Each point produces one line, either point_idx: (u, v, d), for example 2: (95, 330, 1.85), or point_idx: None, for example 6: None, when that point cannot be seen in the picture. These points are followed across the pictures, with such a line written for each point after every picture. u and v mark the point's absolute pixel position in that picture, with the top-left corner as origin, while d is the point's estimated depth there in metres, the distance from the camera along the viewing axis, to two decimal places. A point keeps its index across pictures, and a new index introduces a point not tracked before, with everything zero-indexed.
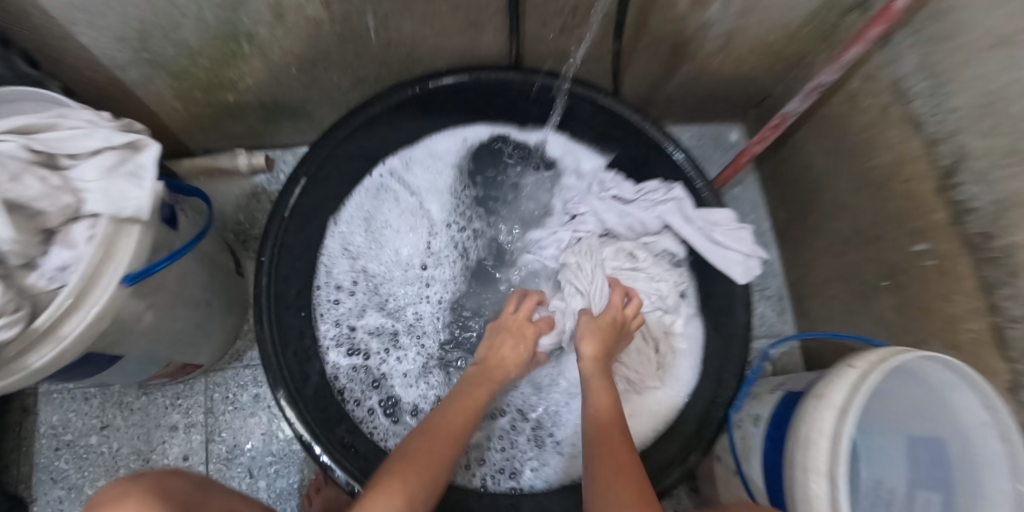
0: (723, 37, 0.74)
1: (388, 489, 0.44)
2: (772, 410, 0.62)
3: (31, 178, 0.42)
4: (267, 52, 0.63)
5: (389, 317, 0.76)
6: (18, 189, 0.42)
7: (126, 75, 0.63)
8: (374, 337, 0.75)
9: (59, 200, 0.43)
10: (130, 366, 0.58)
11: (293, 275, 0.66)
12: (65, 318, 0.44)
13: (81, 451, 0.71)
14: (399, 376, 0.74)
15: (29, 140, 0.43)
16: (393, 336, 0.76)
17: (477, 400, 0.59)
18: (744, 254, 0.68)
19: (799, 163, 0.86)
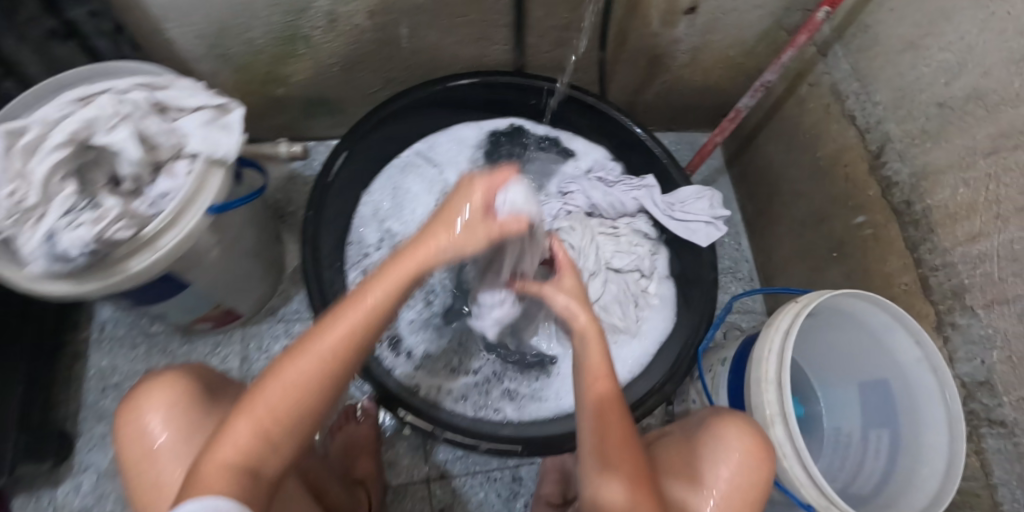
0: (690, 51, 0.90)
1: (234, 432, 0.39)
2: (737, 350, 0.72)
3: (151, 121, 0.56)
4: (317, 51, 0.77)
5: None
6: (145, 126, 0.56)
7: (198, 69, 0.76)
8: None
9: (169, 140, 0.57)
10: (188, 300, 0.69)
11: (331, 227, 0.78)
12: (164, 232, 0.55)
13: (126, 392, 0.80)
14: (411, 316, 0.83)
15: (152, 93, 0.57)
16: None
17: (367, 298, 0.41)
18: (709, 220, 0.79)
19: (762, 161, 0.99)
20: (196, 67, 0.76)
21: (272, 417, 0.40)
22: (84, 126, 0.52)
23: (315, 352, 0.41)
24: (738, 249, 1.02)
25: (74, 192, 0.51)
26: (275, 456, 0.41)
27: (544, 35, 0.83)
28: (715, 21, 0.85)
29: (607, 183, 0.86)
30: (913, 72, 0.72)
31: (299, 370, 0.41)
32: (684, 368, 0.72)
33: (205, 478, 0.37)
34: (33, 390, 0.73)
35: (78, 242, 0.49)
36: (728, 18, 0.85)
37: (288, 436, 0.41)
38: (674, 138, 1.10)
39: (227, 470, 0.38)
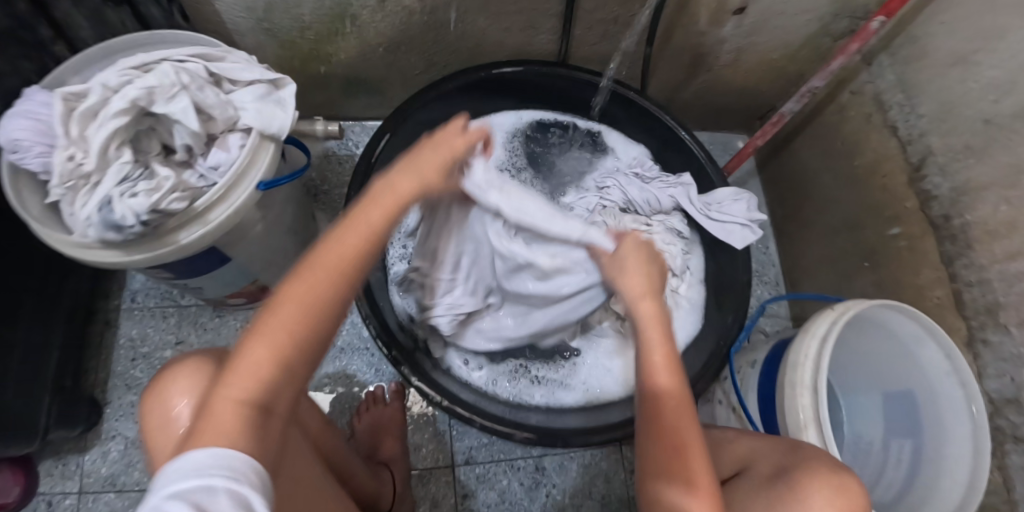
0: (734, 52, 0.90)
1: (241, 362, 0.36)
2: (768, 353, 0.72)
3: (208, 90, 0.54)
4: (364, 31, 0.76)
5: None
6: (200, 95, 0.54)
7: (243, 40, 0.76)
8: None
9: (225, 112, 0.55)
10: (227, 274, 0.68)
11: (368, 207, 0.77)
12: (214, 206, 0.54)
13: (156, 362, 0.80)
14: None
15: (208, 64, 0.56)
16: None
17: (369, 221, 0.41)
18: (744, 223, 0.80)
19: (795, 166, 1.00)
20: (242, 40, 0.75)
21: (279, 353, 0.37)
22: (146, 93, 0.51)
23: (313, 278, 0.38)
24: (765, 252, 1.02)
25: (130, 160, 0.50)
26: (280, 395, 0.37)
27: (590, 27, 0.83)
28: (762, 23, 0.85)
29: (644, 180, 0.86)
30: (962, 86, 0.71)
31: (304, 287, 0.38)
32: (715, 368, 0.73)
33: (214, 413, 0.34)
34: (67, 357, 0.73)
35: (133, 211, 0.48)
36: (776, 20, 0.84)
37: (294, 368, 0.38)
38: (707, 138, 1.10)
39: (239, 406, 0.35)
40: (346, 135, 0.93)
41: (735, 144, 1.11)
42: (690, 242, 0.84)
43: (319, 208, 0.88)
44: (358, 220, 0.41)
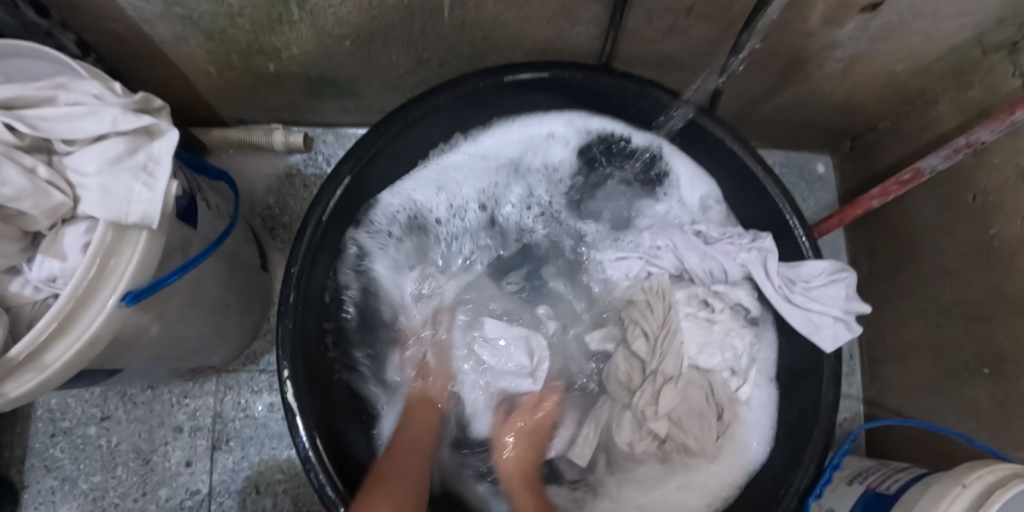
0: (845, 60, 0.65)
1: None
2: (853, 505, 0.54)
3: (10, 169, 0.33)
4: (321, 20, 0.53)
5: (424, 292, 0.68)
6: None
7: (156, 33, 0.52)
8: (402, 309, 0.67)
9: (45, 199, 0.34)
10: (131, 374, 0.51)
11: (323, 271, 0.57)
12: (49, 344, 0.35)
13: (78, 441, 0.65)
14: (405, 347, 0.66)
15: (10, 117, 0.35)
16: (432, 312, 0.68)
17: (422, 427, 0.60)
18: (835, 316, 0.58)
19: (897, 211, 0.77)
20: (151, 32, 0.52)
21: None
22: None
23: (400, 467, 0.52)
24: None
25: None
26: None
27: (648, 18, 0.58)
28: (894, 25, 0.59)
29: (707, 241, 0.64)
30: None
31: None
32: None
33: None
34: None
35: None
36: (917, 22, 0.59)
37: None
38: (781, 159, 0.87)
39: None
40: (316, 148, 0.72)
41: (817, 168, 0.87)
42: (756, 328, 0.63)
43: (275, 245, 0.69)
44: (408, 431, 0.58)
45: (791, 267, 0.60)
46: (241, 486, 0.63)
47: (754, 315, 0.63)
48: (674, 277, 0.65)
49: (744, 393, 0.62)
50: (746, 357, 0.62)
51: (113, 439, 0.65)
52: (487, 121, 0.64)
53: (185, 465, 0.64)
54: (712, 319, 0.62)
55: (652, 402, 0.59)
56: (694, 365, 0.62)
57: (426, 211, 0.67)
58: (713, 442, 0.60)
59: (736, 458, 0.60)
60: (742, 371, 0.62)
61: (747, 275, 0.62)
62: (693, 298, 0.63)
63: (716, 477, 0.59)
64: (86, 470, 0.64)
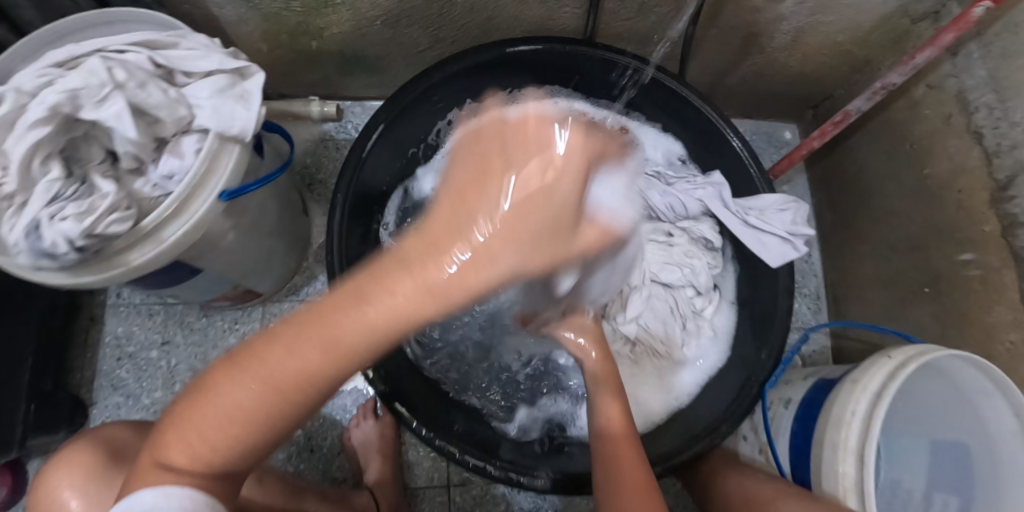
0: (793, 33, 0.76)
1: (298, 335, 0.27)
2: (805, 393, 0.64)
3: (154, 88, 0.46)
4: (357, 3, 0.66)
5: None
6: (144, 96, 0.45)
7: (222, 14, 0.66)
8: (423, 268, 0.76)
9: (177, 111, 0.47)
10: (203, 283, 0.62)
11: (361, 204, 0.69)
12: (167, 223, 0.47)
13: (141, 363, 0.76)
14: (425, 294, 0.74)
15: (153, 53, 0.47)
16: None
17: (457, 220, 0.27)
18: (784, 236, 0.68)
19: (850, 167, 0.88)
20: (220, 13, 0.66)
21: (273, 415, 0.28)
22: (69, 98, 0.43)
23: (310, 347, 0.27)
24: (807, 261, 0.93)
25: (59, 176, 0.43)
26: (267, 420, 0.28)
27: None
28: (830, 1, 0.70)
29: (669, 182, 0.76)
30: None
31: (276, 372, 0.27)
32: (744, 408, 0.63)
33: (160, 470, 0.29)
34: (44, 359, 0.69)
35: (65, 237, 0.41)
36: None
37: (291, 422, 0.30)
38: (751, 128, 0.98)
39: (305, 385, 0.27)
40: (345, 117, 0.84)
41: (784, 136, 0.98)
42: (715, 253, 0.74)
43: (313, 199, 0.82)
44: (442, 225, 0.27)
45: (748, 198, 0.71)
46: None
47: (712, 244, 0.74)
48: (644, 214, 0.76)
49: (707, 311, 0.72)
50: (704, 276, 0.72)
51: (172, 361, 0.76)
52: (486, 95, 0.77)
53: None
54: (672, 243, 0.73)
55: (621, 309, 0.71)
56: (658, 281, 0.72)
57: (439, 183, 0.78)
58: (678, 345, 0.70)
59: (702, 360, 0.71)
60: (702, 288, 0.72)
61: (704, 209, 0.74)
62: (657, 230, 0.74)
63: (686, 375, 0.70)
64: (149, 387, 0.76)
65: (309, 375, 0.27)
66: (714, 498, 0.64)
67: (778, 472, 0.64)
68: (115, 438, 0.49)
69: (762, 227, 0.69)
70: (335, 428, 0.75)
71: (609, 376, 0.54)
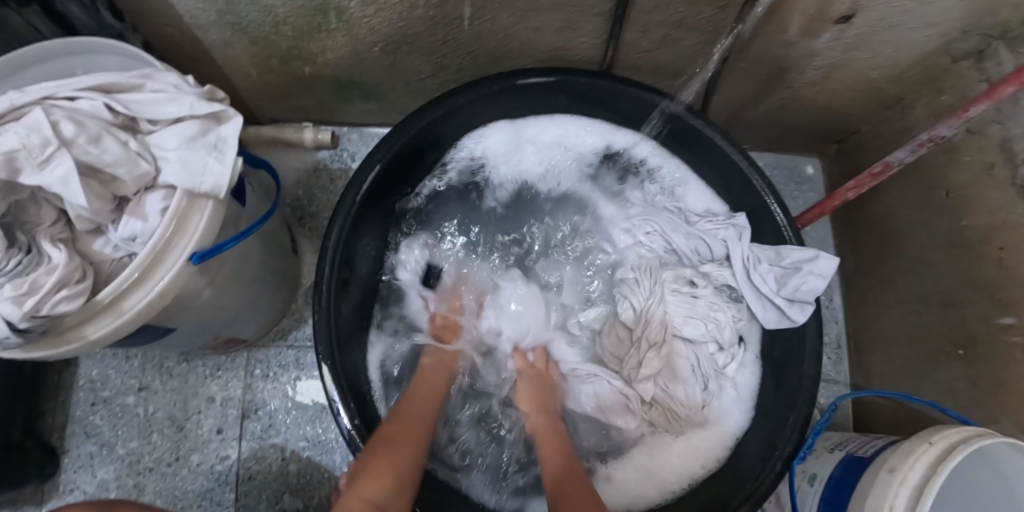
0: (825, 68, 0.71)
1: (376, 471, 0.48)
2: (833, 470, 0.59)
3: (110, 141, 0.40)
4: (354, 27, 0.60)
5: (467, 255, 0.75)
6: (97, 151, 0.39)
7: (206, 37, 0.59)
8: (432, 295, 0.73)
9: (135, 167, 0.41)
10: (177, 339, 0.56)
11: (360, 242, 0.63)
12: (127, 293, 0.41)
13: (117, 410, 0.70)
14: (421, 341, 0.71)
15: (110, 99, 0.41)
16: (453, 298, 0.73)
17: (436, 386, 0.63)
18: (784, 301, 0.63)
19: (878, 210, 0.83)
20: (205, 37, 0.59)
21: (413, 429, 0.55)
22: (3, 161, 0.36)
23: (420, 403, 0.59)
24: (828, 307, 0.89)
25: None
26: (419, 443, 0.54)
27: (644, 30, 0.65)
28: (868, 36, 0.65)
29: (688, 220, 0.70)
30: None
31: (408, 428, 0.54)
32: (766, 486, 0.56)
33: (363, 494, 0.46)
34: (7, 407, 0.63)
35: (3, 320, 0.36)
36: (889, 33, 0.65)
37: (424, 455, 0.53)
38: (771, 161, 0.93)
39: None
40: (342, 145, 0.79)
41: (806, 170, 0.93)
42: (739, 303, 0.67)
43: (304, 233, 0.76)
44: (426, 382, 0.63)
45: (765, 248, 0.65)
46: (266, 450, 0.69)
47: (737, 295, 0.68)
48: (662, 257, 0.71)
49: (729, 368, 0.66)
50: (728, 329, 0.65)
51: (149, 408, 0.70)
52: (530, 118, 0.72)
53: (216, 432, 0.69)
54: (696, 294, 0.66)
55: (636, 366, 0.65)
56: (678, 335, 0.66)
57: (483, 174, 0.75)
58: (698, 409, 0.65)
59: (722, 421, 0.65)
60: (725, 341, 0.66)
61: (725, 254, 0.68)
62: (679, 277, 0.67)
63: (710, 439, 0.65)
64: (124, 437, 0.70)
65: (424, 418, 0.57)
66: None
67: None
68: None
69: (761, 287, 0.64)
70: (320, 487, 0.69)
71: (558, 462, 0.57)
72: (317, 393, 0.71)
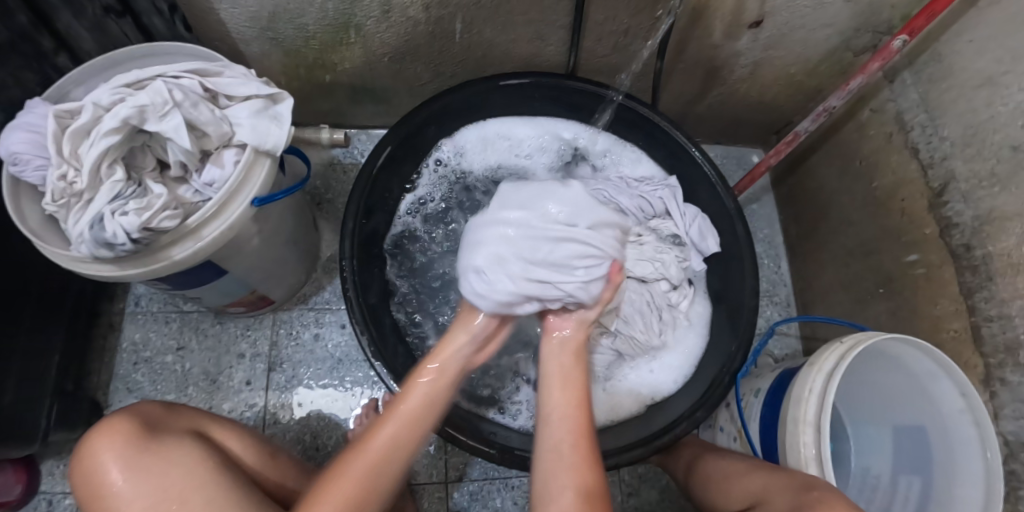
0: (750, 66, 0.86)
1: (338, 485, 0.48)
2: (773, 381, 0.71)
3: (205, 107, 0.54)
4: (369, 41, 0.75)
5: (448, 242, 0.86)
6: (195, 113, 0.53)
7: (249, 49, 0.75)
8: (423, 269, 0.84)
9: (220, 128, 0.55)
10: (223, 286, 0.68)
11: (378, 211, 0.77)
12: (207, 222, 0.54)
13: (157, 367, 0.81)
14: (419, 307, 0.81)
15: (203, 79, 0.55)
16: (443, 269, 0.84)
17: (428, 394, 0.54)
18: (696, 242, 0.82)
19: (811, 185, 0.97)
20: (247, 49, 0.75)
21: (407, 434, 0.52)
22: (137, 112, 0.50)
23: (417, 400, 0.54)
24: (777, 272, 1.02)
25: (122, 177, 0.51)
26: (400, 449, 0.51)
27: (600, 38, 0.80)
28: (780, 37, 0.80)
29: (632, 185, 0.85)
30: (988, 111, 0.66)
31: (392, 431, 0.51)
32: (717, 396, 0.69)
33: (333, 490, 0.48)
34: (70, 358, 0.75)
35: (124, 230, 0.48)
36: (795, 34, 0.79)
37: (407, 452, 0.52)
38: (721, 151, 1.07)
39: None
40: (352, 144, 0.93)
41: (751, 158, 1.08)
42: (682, 247, 0.82)
43: (322, 216, 0.89)
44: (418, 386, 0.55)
45: (686, 205, 0.83)
46: (290, 399, 0.80)
47: (679, 240, 0.82)
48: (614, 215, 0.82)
49: (682, 305, 0.80)
50: (674, 267, 0.79)
51: (186, 365, 0.81)
52: (507, 117, 0.86)
53: (245, 383, 0.81)
54: (643, 242, 0.80)
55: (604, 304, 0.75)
56: (633, 276, 0.78)
57: (464, 166, 0.87)
58: (656, 335, 0.77)
59: (682, 346, 0.79)
60: (672, 278, 0.79)
61: (666, 208, 0.83)
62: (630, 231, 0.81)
63: (676, 360, 0.78)
64: (162, 390, 0.80)
65: (414, 421, 0.53)
66: (696, 481, 0.69)
67: (753, 454, 0.70)
68: (144, 411, 0.53)
69: (687, 234, 0.82)
70: (338, 428, 0.80)
71: (575, 430, 0.52)
72: (333, 348, 0.83)
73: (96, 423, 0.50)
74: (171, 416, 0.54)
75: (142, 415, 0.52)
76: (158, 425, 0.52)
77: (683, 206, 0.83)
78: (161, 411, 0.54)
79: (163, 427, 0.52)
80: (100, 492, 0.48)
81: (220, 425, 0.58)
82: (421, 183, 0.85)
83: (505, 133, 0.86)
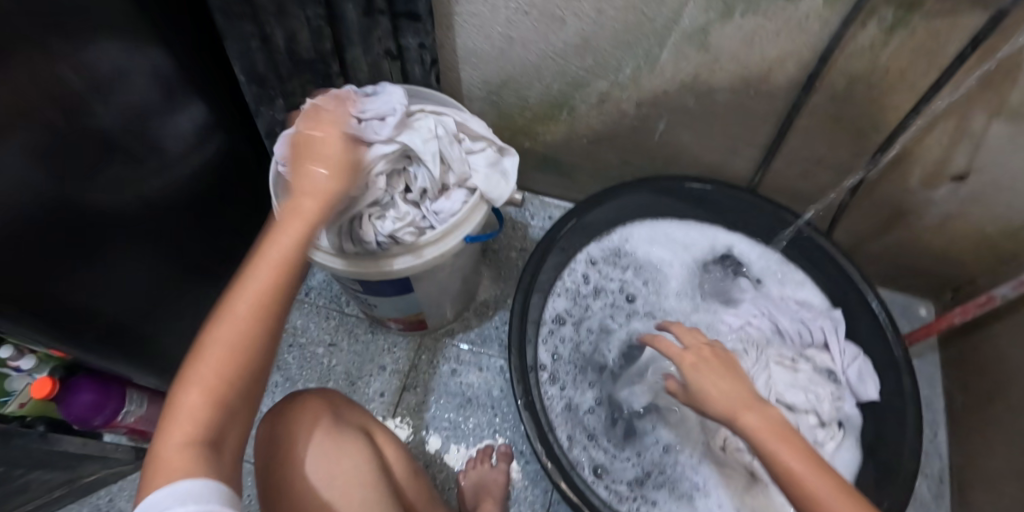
0: (942, 218, 0.84)
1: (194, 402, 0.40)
2: None
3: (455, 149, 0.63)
4: (577, 122, 0.84)
5: (610, 317, 0.85)
6: (449, 150, 0.62)
7: (472, 107, 0.86)
8: (575, 331, 0.84)
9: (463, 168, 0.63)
10: (403, 303, 0.75)
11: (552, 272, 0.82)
12: (428, 244, 0.61)
13: (308, 355, 0.89)
14: (562, 375, 0.81)
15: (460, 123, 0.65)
16: (593, 341, 0.84)
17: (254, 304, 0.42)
18: (851, 384, 0.78)
19: (991, 352, 0.89)
20: (470, 106, 0.87)
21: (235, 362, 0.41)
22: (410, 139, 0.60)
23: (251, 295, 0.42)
24: (933, 441, 0.95)
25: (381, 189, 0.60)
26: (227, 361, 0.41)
27: (790, 162, 0.83)
28: (982, 195, 0.77)
29: (791, 310, 0.83)
30: None
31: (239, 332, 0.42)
32: None
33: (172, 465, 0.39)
34: None
35: None
36: (999, 195, 0.76)
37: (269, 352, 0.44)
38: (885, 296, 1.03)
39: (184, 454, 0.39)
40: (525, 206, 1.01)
41: (920, 311, 1.01)
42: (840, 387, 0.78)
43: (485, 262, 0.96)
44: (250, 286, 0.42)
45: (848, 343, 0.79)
46: (413, 422, 0.84)
47: (835, 376, 0.79)
48: (768, 337, 0.82)
49: (827, 447, 0.75)
50: (829, 407, 0.75)
51: (333, 361, 0.88)
52: (680, 219, 0.89)
53: (378, 394, 0.86)
54: (797, 370, 0.78)
55: None
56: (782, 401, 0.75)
57: (631, 248, 0.88)
58: None
59: None
60: (823, 415, 0.75)
61: (825, 342, 0.80)
62: (783, 354, 0.79)
63: None
64: (306, 377, 0.87)
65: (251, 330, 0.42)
66: None
67: None
68: (335, 403, 0.61)
69: (844, 374, 0.78)
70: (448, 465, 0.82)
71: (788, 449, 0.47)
72: (466, 387, 0.86)
73: (299, 394, 0.60)
74: (347, 408, 0.62)
75: (322, 412, 0.58)
76: (336, 411, 0.60)
77: (845, 346, 0.79)
78: (294, 408, 0.58)
79: (297, 428, 0.56)
80: (276, 453, 0.55)
81: (383, 433, 0.64)
82: (594, 248, 0.87)
83: (674, 231, 0.89)
